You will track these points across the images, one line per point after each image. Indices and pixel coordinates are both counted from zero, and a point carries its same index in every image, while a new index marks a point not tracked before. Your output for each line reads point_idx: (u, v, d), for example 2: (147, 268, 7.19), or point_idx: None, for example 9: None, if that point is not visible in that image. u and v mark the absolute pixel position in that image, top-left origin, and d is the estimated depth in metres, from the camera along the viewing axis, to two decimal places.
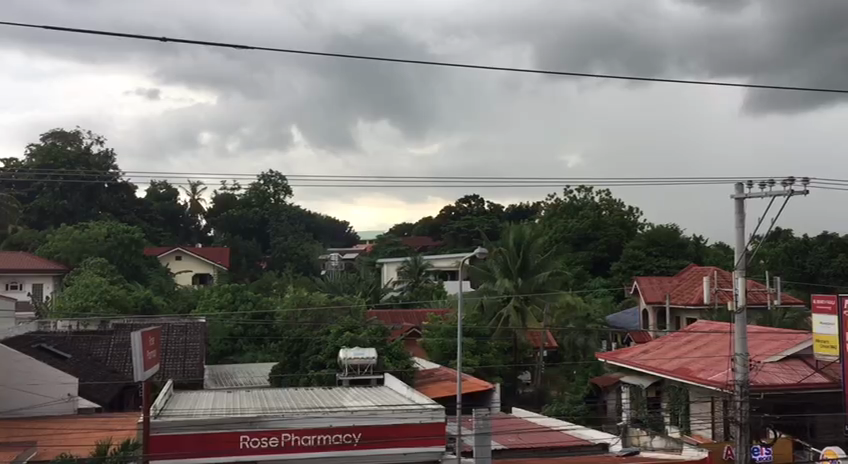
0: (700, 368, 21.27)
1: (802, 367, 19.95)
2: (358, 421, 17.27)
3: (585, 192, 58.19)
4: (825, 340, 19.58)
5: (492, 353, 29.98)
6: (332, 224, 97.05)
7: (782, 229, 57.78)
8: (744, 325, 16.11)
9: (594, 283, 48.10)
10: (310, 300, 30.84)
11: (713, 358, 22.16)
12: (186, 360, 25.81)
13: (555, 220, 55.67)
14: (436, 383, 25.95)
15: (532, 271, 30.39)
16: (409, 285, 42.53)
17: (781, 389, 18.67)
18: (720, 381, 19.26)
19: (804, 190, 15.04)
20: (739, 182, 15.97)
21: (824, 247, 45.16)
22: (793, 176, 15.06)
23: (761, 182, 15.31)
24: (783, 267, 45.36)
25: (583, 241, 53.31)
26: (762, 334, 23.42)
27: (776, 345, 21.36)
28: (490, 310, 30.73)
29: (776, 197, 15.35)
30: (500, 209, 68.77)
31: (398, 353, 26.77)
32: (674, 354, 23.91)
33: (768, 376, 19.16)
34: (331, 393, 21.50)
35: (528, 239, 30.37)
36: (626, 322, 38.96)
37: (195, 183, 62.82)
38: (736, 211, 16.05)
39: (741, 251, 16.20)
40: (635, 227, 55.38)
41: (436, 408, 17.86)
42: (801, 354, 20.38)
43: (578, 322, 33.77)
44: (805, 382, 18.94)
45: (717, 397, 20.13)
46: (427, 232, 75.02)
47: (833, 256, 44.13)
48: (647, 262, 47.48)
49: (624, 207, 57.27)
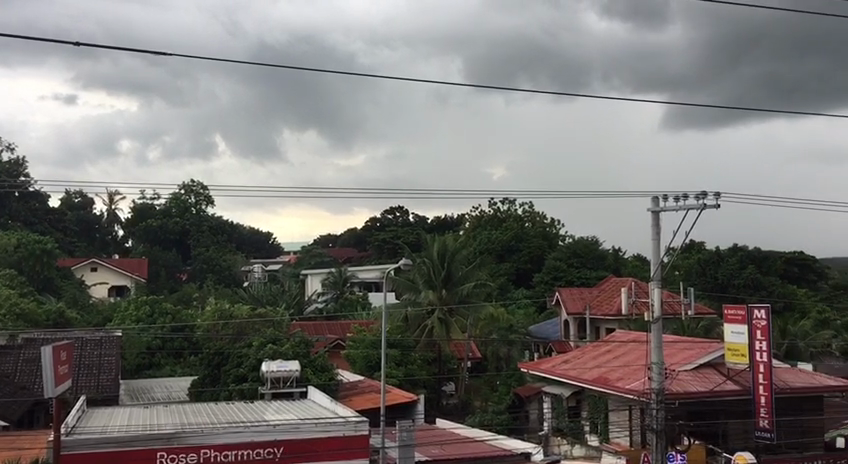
0: (618, 377, 21.86)
1: (714, 375, 20.83)
2: (280, 435, 16.98)
3: (509, 204, 58.99)
4: (735, 348, 20.21)
5: (416, 364, 30.04)
6: (253, 234, 95.44)
7: (695, 241, 59.87)
8: (660, 334, 16.86)
9: (516, 294, 48.56)
10: (232, 312, 30.19)
11: (630, 367, 22.81)
12: (100, 375, 24.91)
13: (480, 231, 56.27)
14: (360, 395, 25.79)
15: (457, 282, 30.62)
16: (332, 296, 42.12)
17: (695, 397, 19.38)
18: (637, 389, 19.86)
19: (716, 204, 15.73)
20: (655, 195, 16.57)
21: (734, 259, 47.03)
22: (705, 191, 15.71)
23: (676, 196, 15.97)
24: (696, 279, 46.97)
25: (506, 252, 53.82)
26: (676, 343, 24.15)
27: (690, 353, 22.14)
28: (415, 321, 30.82)
29: (690, 210, 16.01)
30: (425, 220, 69.07)
31: (322, 366, 26.39)
32: (592, 363, 24.45)
33: (682, 384, 19.90)
34: (251, 407, 21.09)
35: (453, 251, 30.66)
36: (546, 332, 39.54)
37: (112, 192, 60.94)
38: (651, 225, 16.62)
39: (657, 262, 16.81)
40: (557, 239, 56.41)
41: (360, 420, 17.74)
42: (713, 362, 21.30)
43: (502, 333, 34.12)
44: (717, 390, 19.70)
45: (634, 405, 20.74)
46: (352, 242, 74.58)
47: (743, 268, 45.91)
48: (568, 274, 48.32)
49: (547, 219, 58.35)
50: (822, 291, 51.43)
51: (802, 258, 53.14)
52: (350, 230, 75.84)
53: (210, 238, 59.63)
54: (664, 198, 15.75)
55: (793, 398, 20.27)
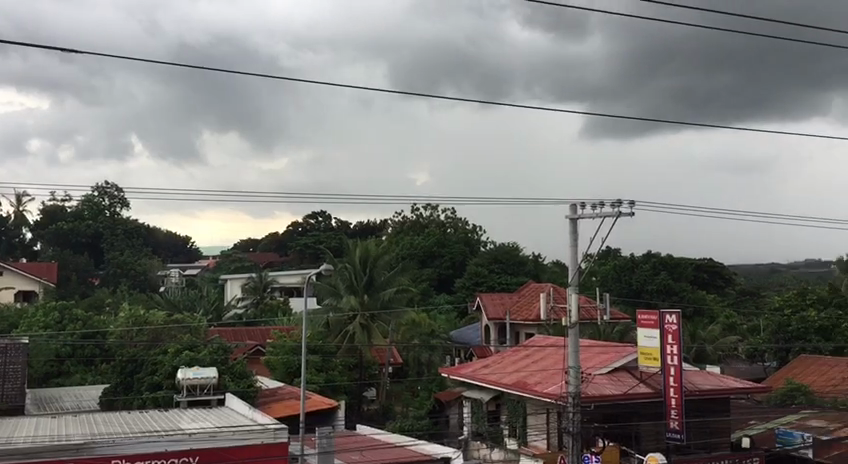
0: (536, 381, 22.19)
1: (628, 378, 21.40)
2: (196, 444, 16.61)
3: (431, 210, 59.31)
4: (648, 352, 20.79)
5: (337, 370, 29.82)
6: (171, 238, 93.13)
7: (611, 248, 61.43)
8: (577, 339, 17.41)
9: (438, 299, 48.78)
10: (147, 318, 29.34)
11: (548, 371, 23.19)
12: (3, 384, 23.67)
13: (402, 237, 56.36)
14: (280, 402, 25.42)
15: (377, 288, 30.75)
16: (252, 302, 41.45)
17: (609, 400, 19.87)
18: (554, 393, 20.23)
19: (630, 212, 16.22)
20: (572, 203, 16.97)
21: (648, 266, 48.50)
22: (620, 199, 16.20)
23: (592, 203, 16.42)
24: (612, 284, 48.19)
25: (428, 258, 54.03)
26: (592, 347, 24.72)
27: (605, 357, 22.68)
28: (336, 326, 30.54)
29: (606, 218, 16.49)
30: (347, 225, 68.76)
31: (240, 372, 25.89)
32: (512, 368, 24.78)
33: (598, 388, 20.36)
34: (165, 416, 20.55)
35: (374, 256, 30.66)
36: (467, 337, 39.85)
37: (20, 193, 58.49)
38: (569, 232, 16.99)
39: (575, 268, 17.19)
40: (479, 245, 57.02)
41: (278, 428, 17.55)
42: (627, 366, 21.90)
43: (423, 338, 34.24)
44: (631, 393, 20.25)
45: (551, 408, 21.11)
46: (273, 247, 73.59)
47: (656, 274, 47.37)
48: (489, 280, 48.85)
49: (469, 225, 58.91)
50: (730, 296, 53.56)
51: (712, 264, 55.22)
52: (271, 235, 74.82)
53: (125, 242, 57.88)
54: (581, 205, 16.16)
55: (702, 400, 20.99)
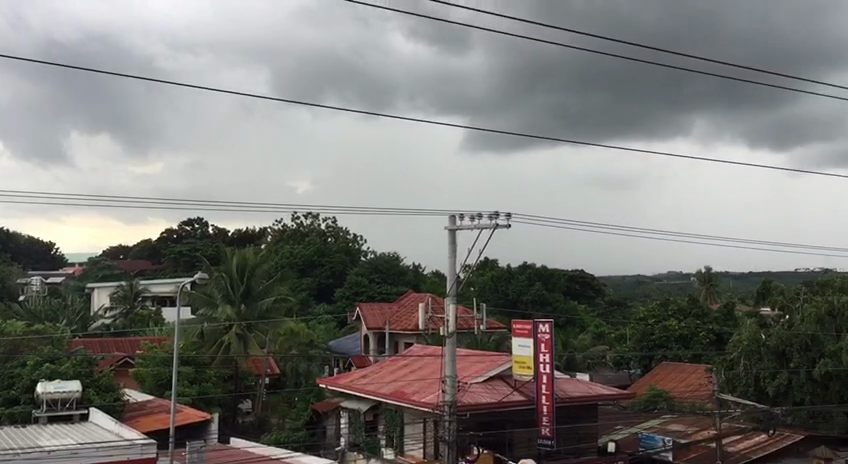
0: (414, 390, 22.33)
1: (502, 386, 21.88)
2: (55, 461, 15.70)
3: (312, 219, 58.81)
4: (522, 361, 21.33)
5: (211, 382, 28.99)
6: (33, 243, 87.98)
7: (488, 260, 62.85)
8: (453, 348, 17.75)
9: (317, 309, 48.32)
10: (4, 329, 27.55)
11: (426, 380, 23.39)
12: None
13: (281, 246, 55.56)
14: (149, 416, 24.42)
15: (255, 297, 30.12)
16: (121, 311, 39.70)
17: (484, 408, 20.22)
18: (430, 402, 20.41)
19: (507, 224, 16.74)
20: (451, 214, 17.27)
21: (524, 277, 49.86)
22: (497, 212, 16.68)
23: (471, 215, 16.83)
24: (489, 294, 49.27)
25: (308, 267, 53.49)
26: (469, 356, 25.10)
27: (481, 366, 23.11)
28: (211, 337, 29.71)
29: (483, 229, 16.93)
30: (225, 233, 67.14)
31: (106, 386, 24.63)
32: (390, 377, 24.80)
33: (473, 396, 20.70)
34: (22, 432, 19.35)
35: (252, 265, 29.89)
36: (346, 347, 39.68)
37: None
38: (448, 243, 17.28)
39: (453, 278, 17.49)
40: (360, 255, 56.98)
41: (146, 442, 16.84)
42: (502, 375, 22.37)
43: (301, 348, 33.82)
44: (504, 401, 20.71)
45: (428, 417, 21.28)
46: (145, 255, 70.84)
47: (531, 285, 48.86)
48: (369, 289, 48.84)
49: (350, 235, 58.81)
50: (599, 306, 55.81)
51: (583, 276, 57.40)
52: (144, 242, 72.01)
53: None
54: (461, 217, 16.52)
55: (572, 406, 21.71)
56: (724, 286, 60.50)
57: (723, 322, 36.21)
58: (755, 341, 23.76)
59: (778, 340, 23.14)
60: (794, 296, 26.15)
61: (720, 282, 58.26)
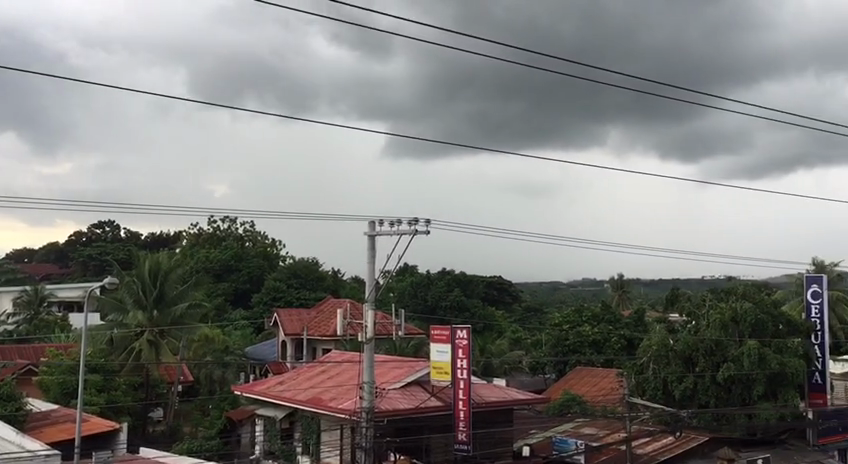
0: (331, 397, 22.14)
1: (420, 392, 21.91)
2: None
3: (230, 222, 57.75)
4: (440, 367, 21.41)
5: (121, 390, 28.05)
6: None
7: (408, 265, 63.08)
8: (372, 354, 17.74)
9: (234, 315, 47.42)
10: None
11: (344, 387, 23.23)
12: None
13: (197, 250, 54.34)
14: (53, 426, 23.43)
15: (168, 302, 29.27)
16: (26, 317, 38.03)
17: (401, 414, 20.22)
18: (347, 409, 20.27)
19: (426, 232, 16.96)
20: (371, 220, 17.26)
21: (442, 283, 50.22)
22: (417, 218, 16.83)
23: (391, 221, 16.91)
24: (408, 300, 49.40)
25: (225, 272, 52.48)
26: (387, 362, 25.07)
27: (399, 372, 23.10)
28: (121, 343, 28.75)
29: (403, 236, 17.03)
30: (138, 236, 65.22)
31: (7, 394, 23.29)
32: (307, 384, 24.53)
33: (390, 402, 20.67)
34: None
35: (166, 270, 29.08)
36: (263, 353, 39.08)
37: None
38: (367, 248, 17.25)
39: (371, 284, 17.49)
40: (278, 259, 56.27)
41: (49, 453, 16.13)
42: (420, 380, 22.40)
43: (217, 354, 33.12)
44: (422, 407, 20.74)
45: (345, 424, 21.12)
46: (52, 258, 68.10)
47: (449, 291, 49.36)
48: (287, 295, 48.24)
49: (268, 239, 58.04)
50: (516, 312, 56.63)
51: (501, 282, 58.18)
52: (51, 245, 69.26)
53: None
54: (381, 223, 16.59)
55: (488, 411, 21.90)
56: (636, 293, 62.32)
57: (634, 328, 37.28)
58: (664, 345, 24.54)
59: (685, 345, 23.97)
60: (700, 302, 27.15)
61: (632, 289, 59.97)
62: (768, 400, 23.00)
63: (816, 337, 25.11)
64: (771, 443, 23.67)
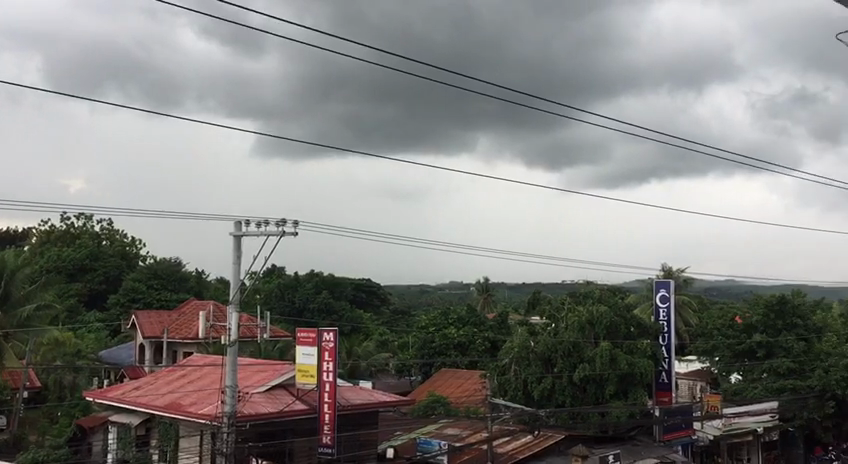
0: (191, 402, 21.47)
1: (284, 395, 21.63)
2: None
3: (85, 220, 54.90)
4: (306, 370, 21.19)
5: None
6: None
7: (275, 267, 62.19)
8: (235, 357, 17.34)
9: (88, 317, 45.06)
10: None
11: (204, 391, 22.59)
12: None
13: (48, 248, 51.28)
14: None
15: (15, 303, 27.52)
16: None
17: (265, 418, 19.87)
18: (208, 414, 19.71)
19: (294, 232, 16.78)
20: (237, 219, 16.89)
21: (310, 285, 50.06)
22: (285, 219, 16.66)
23: (258, 221, 16.67)
24: (275, 302, 48.72)
25: (79, 272, 49.84)
26: (250, 366, 24.57)
27: (263, 376, 22.72)
28: None
29: (271, 236, 16.81)
30: None
31: None
32: (165, 388, 23.64)
33: (253, 406, 20.28)
34: None
35: (12, 269, 27.30)
36: (118, 356, 37.35)
37: None
38: (233, 248, 16.85)
39: (236, 285, 17.12)
40: (137, 259, 54.02)
41: None
42: (284, 384, 22.14)
43: (68, 358, 31.38)
44: (286, 410, 20.48)
45: (205, 429, 20.51)
46: None
47: (316, 293, 49.22)
48: (147, 296, 46.39)
49: (127, 238, 55.63)
50: (384, 315, 56.95)
51: (369, 285, 58.32)
52: None
53: None
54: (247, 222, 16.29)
55: (354, 414, 21.91)
56: (500, 296, 64.10)
57: (497, 330, 38.33)
58: (524, 347, 25.37)
59: (545, 347, 24.88)
60: (559, 306, 28.31)
61: (496, 292, 61.66)
62: (618, 399, 24.19)
63: (663, 339, 26.30)
64: (622, 440, 24.86)
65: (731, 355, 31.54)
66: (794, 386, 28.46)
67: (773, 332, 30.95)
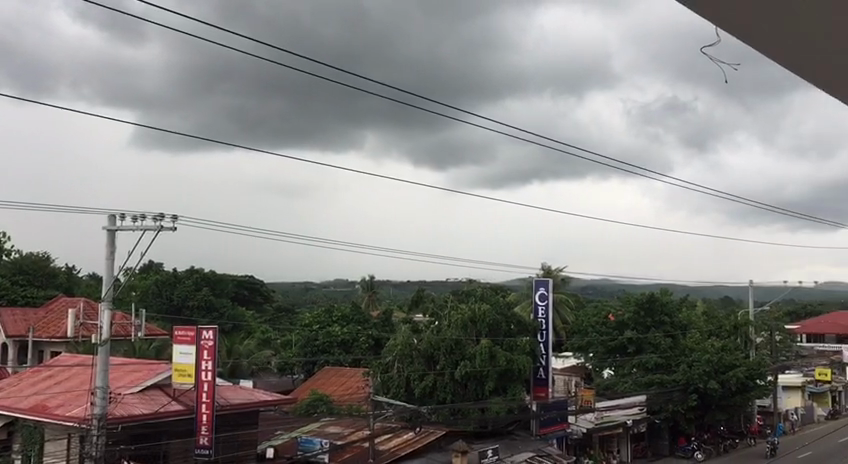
0: (58, 404, 20.41)
1: (160, 396, 20.91)
2: None
3: None
4: (183, 369, 20.48)
5: None
6: None
7: (152, 263, 59.97)
8: (106, 357, 16.61)
9: None
10: None
11: (73, 392, 21.51)
12: None
13: None
14: None
15: None
16: None
17: (139, 419, 19.12)
18: (77, 416, 18.79)
19: (172, 227, 16.24)
20: (111, 213, 16.16)
21: (190, 282, 48.62)
22: (162, 214, 16.11)
23: (134, 215, 16.05)
24: (152, 300, 47.00)
25: None
26: (124, 365, 23.57)
27: (137, 376, 21.88)
28: None
29: (147, 231, 16.22)
30: None
31: None
32: (30, 390, 22.35)
33: (126, 407, 19.48)
34: None
35: None
36: None
37: None
38: (107, 243, 16.12)
39: (109, 281, 16.41)
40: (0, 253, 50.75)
41: None
42: (160, 384, 21.42)
43: None
44: (161, 411, 19.79)
45: (73, 432, 19.50)
46: None
47: (196, 290, 47.83)
48: (11, 292, 43.66)
49: None
50: (267, 312, 56.02)
51: (252, 282, 57.18)
52: None
53: None
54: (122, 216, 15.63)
55: (233, 414, 21.44)
56: (385, 294, 64.33)
57: (381, 328, 38.44)
58: (407, 345, 25.52)
59: (428, 344, 25.09)
60: (442, 303, 28.69)
61: (380, 290, 61.85)
62: (498, 395, 24.80)
63: (541, 336, 27.07)
64: (500, 435, 25.52)
65: (604, 351, 32.82)
66: (662, 381, 30.25)
67: (644, 329, 32.40)
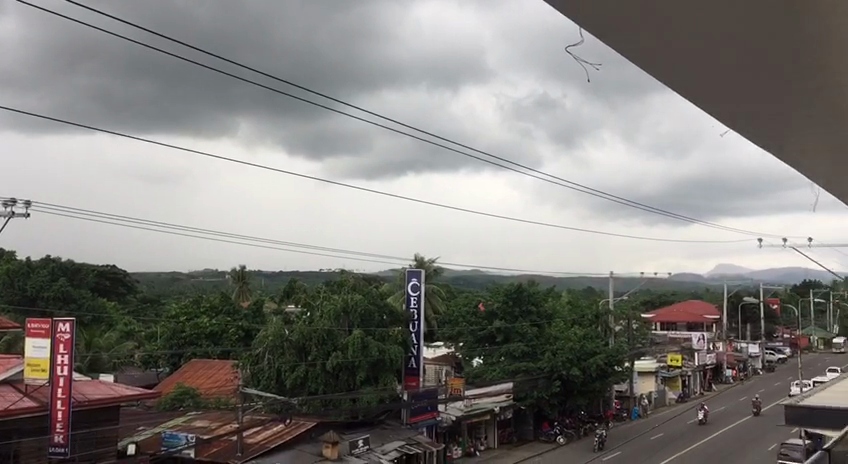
0: None
1: (11, 393, 19.60)
2: None
3: None
4: (36, 364, 19.26)
5: None
6: None
7: (2, 252, 56.19)
8: None
9: None
10: None
11: None
12: None
13: None
14: None
15: None
16: None
17: None
18: None
19: (27, 213, 15.19)
20: None
21: (45, 272, 45.95)
22: (15, 199, 15.01)
23: None
24: (2, 290, 44.06)
25: None
26: None
27: None
28: None
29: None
30: None
31: None
32: None
33: None
34: None
35: None
36: None
37: None
38: None
39: None
40: None
41: None
42: (11, 379, 20.07)
43: None
44: (11, 408, 18.55)
45: None
46: None
47: (53, 281, 45.26)
48: None
49: None
50: (130, 303, 53.81)
51: (114, 272, 54.73)
52: None
53: None
54: None
55: (91, 409, 20.39)
56: (255, 284, 63.21)
57: (251, 319, 37.70)
58: (279, 336, 25.08)
59: (299, 335, 24.76)
60: (315, 294, 28.47)
61: (251, 280, 60.74)
62: (369, 385, 24.90)
63: (412, 326, 27.33)
64: (371, 424, 25.62)
65: (474, 340, 33.61)
66: (527, 368, 31.46)
67: (511, 318, 33.44)
